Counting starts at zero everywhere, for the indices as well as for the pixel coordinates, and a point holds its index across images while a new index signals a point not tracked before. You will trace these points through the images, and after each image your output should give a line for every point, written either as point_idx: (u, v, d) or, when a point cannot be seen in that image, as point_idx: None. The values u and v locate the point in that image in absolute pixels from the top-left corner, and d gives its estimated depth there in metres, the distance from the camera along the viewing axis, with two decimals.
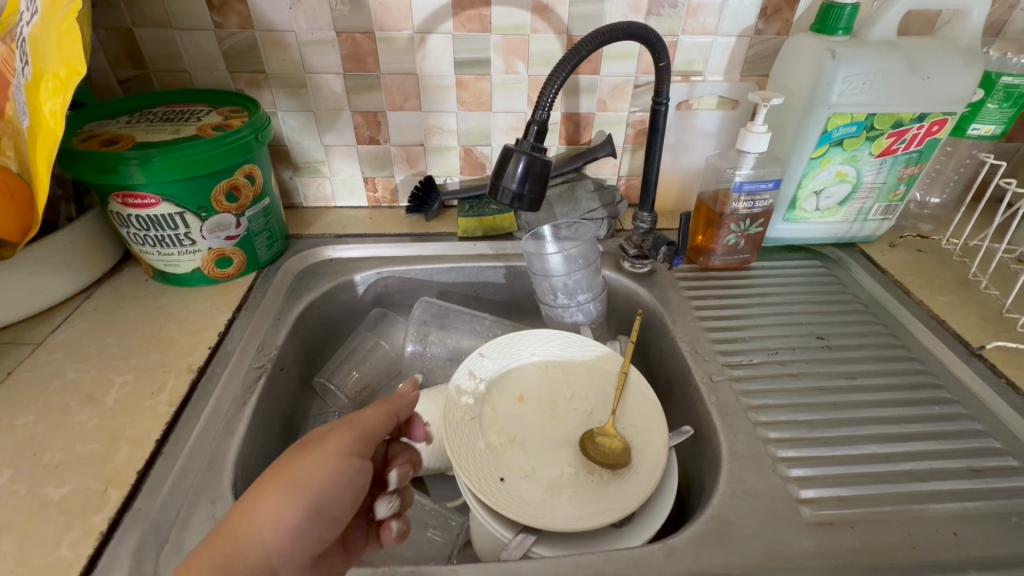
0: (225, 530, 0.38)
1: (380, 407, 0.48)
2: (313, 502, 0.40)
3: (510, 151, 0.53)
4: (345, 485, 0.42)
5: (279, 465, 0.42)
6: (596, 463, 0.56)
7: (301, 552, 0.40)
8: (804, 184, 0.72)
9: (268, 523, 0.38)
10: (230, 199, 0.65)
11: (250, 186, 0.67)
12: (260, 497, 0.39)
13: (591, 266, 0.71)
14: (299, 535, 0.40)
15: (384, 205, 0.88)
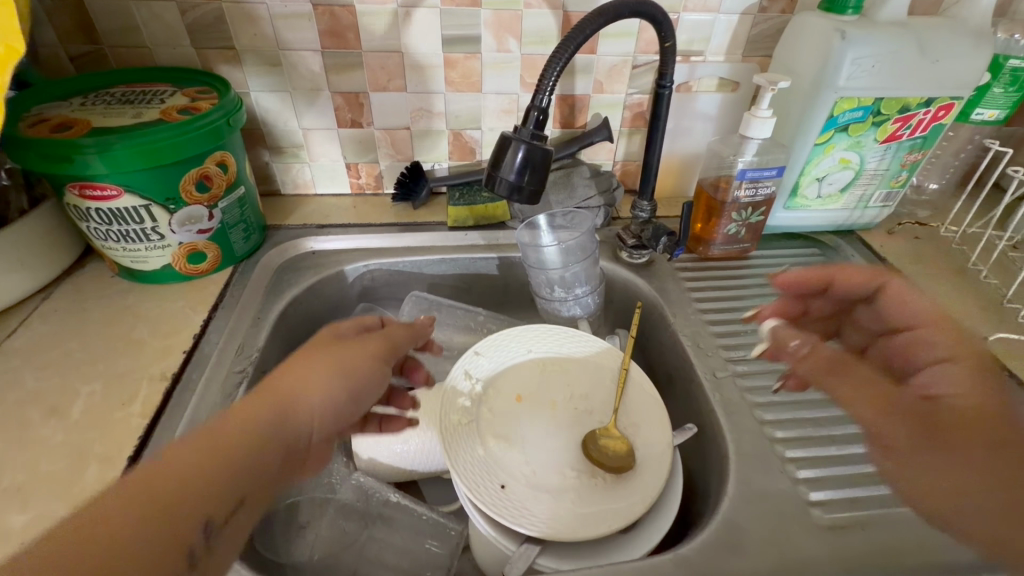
0: (264, 390, 0.42)
1: (408, 327, 0.55)
2: (352, 387, 0.46)
3: (508, 138, 0.50)
4: (371, 368, 0.47)
5: (325, 351, 0.47)
6: (599, 467, 0.53)
7: (333, 419, 0.44)
8: (807, 170, 0.70)
9: (305, 387, 0.43)
10: (201, 188, 0.60)
11: (223, 174, 0.61)
12: (310, 368, 0.44)
13: (590, 258, 0.68)
14: (331, 403, 0.44)
15: (369, 192, 0.83)
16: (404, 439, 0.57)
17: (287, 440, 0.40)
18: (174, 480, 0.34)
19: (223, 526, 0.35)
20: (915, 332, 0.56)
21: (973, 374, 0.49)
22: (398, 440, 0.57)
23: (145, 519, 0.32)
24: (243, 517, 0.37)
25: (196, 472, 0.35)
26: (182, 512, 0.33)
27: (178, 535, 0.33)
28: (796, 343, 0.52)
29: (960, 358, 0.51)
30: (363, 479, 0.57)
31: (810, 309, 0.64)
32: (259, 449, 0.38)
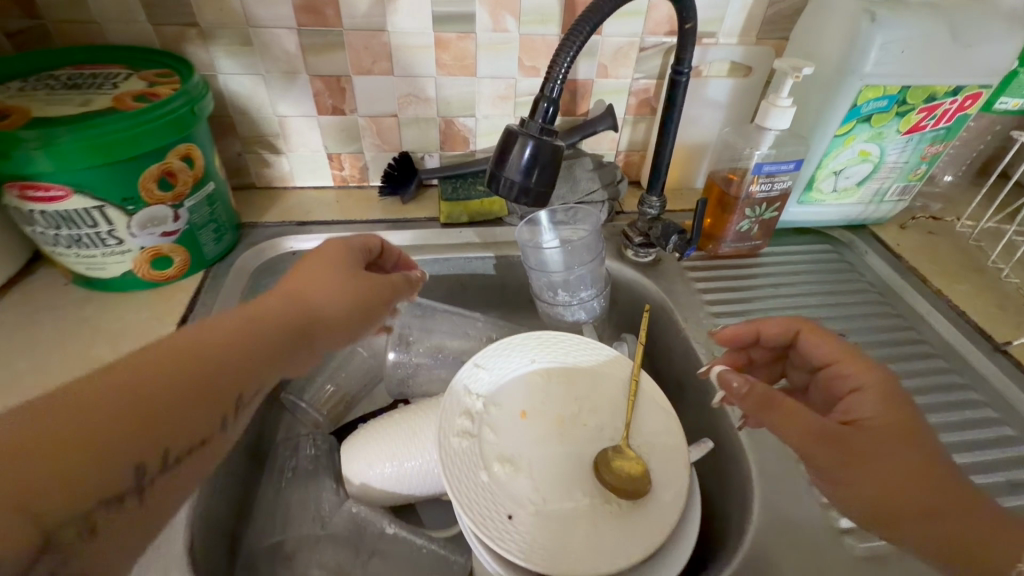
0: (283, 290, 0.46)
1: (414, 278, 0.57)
2: (360, 305, 0.48)
3: (514, 132, 0.45)
4: (378, 298, 0.50)
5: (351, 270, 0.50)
6: (613, 491, 0.49)
7: (342, 321, 0.47)
8: (825, 163, 0.66)
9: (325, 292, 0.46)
10: (164, 186, 0.53)
11: (189, 169, 0.55)
12: (334, 282, 0.48)
13: (596, 259, 0.64)
14: (344, 305, 0.47)
15: (353, 185, 0.77)
16: (399, 461, 0.53)
17: (303, 334, 0.44)
18: (211, 342, 0.38)
19: (242, 393, 0.39)
20: (834, 368, 0.47)
21: (888, 403, 0.42)
22: (392, 463, 0.53)
23: (185, 368, 0.36)
24: (260, 389, 0.40)
25: (226, 342, 0.39)
26: (215, 368, 0.37)
27: (209, 388, 0.37)
28: (736, 384, 0.43)
29: (869, 382, 0.44)
30: (358, 508, 0.52)
31: (752, 355, 0.56)
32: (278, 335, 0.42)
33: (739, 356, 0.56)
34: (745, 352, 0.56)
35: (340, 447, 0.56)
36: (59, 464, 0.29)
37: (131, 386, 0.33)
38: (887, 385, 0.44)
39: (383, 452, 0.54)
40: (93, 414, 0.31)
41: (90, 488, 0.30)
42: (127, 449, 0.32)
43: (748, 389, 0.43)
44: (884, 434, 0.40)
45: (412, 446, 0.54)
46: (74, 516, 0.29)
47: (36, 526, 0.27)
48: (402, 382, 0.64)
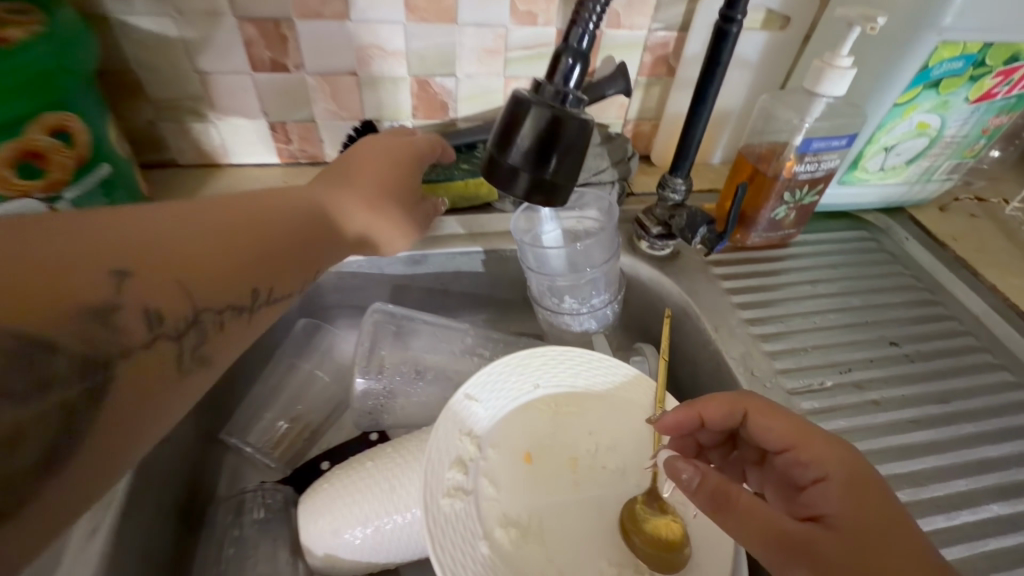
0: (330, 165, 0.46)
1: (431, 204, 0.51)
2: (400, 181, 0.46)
3: (524, 100, 0.33)
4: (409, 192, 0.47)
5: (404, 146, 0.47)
6: (647, 559, 0.40)
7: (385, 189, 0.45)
8: (877, 137, 0.55)
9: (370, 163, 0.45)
10: (30, 174, 0.39)
11: (61, 145, 0.40)
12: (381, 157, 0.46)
13: (610, 258, 0.52)
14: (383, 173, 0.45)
15: (304, 161, 0.62)
16: (372, 524, 0.42)
17: (355, 208, 0.43)
18: (298, 195, 0.41)
19: (327, 251, 0.42)
20: (790, 454, 0.38)
21: (856, 491, 0.34)
22: (363, 527, 0.42)
23: (280, 213, 0.38)
24: (335, 248, 0.43)
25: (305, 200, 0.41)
26: (305, 217, 0.40)
27: (303, 233, 0.39)
28: (686, 477, 0.35)
29: (836, 470, 0.35)
30: None
31: (700, 439, 0.46)
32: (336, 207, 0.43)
33: (684, 443, 0.45)
34: (691, 436, 0.46)
35: (298, 506, 0.45)
36: (196, 266, 0.33)
37: (248, 219, 0.36)
38: (855, 467, 0.36)
39: (351, 513, 0.42)
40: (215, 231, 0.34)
41: (215, 287, 0.34)
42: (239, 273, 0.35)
43: (691, 479, 0.35)
44: (858, 539, 0.32)
45: (387, 504, 0.42)
46: (208, 304, 0.34)
47: (188, 304, 0.33)
48: (373, 413, 0.52)
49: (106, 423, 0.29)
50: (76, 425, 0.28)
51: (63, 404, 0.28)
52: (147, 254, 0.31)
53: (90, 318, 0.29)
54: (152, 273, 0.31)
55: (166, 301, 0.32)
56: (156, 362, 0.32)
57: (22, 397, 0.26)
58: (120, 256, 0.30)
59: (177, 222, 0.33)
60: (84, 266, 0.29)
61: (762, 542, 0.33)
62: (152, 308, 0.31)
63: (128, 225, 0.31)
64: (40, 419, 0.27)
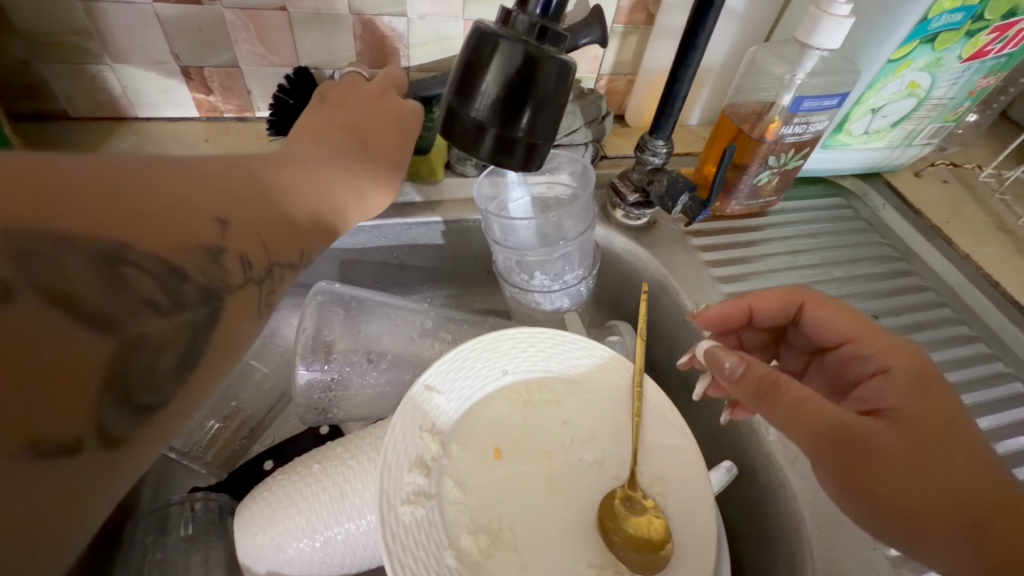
0: (326, 122, 0.43)
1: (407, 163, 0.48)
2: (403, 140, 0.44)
3: (492, 33, 0.26)
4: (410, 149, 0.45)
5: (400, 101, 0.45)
6: (623, 554, 0.37)
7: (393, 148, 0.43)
8: (866, 97, 0.52)
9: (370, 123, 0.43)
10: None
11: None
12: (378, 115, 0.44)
13: (588, 229, 0.47)
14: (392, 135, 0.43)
15: (229, 116, 0.53)
16: (320, 536, 0.37)
17: (385, 161, 0.43)
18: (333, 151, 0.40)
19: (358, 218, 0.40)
20: (851, 347, 0.39)
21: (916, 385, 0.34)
22: (309, 539, 0.37)
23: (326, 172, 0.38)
24: (378, 202, 0.42)
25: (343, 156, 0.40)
26: (295, 172, 0.35)
27: (335, 193, 0.37)
28: (728, 365, 0.35)
29: (899, 363, 0.36)
30: None
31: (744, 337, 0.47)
32: (369, 160, 0.41)
33: (729, 339, 0.47)
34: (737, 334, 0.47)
35: (234, 518, 0.39)
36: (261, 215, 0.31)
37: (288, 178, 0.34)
38: (918, 366, 0.35)
39: (294, 524, 0.37)
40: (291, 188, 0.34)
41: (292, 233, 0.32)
42: (298, 233, 0.33)
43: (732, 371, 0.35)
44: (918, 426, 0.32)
45: (338, 512, 0.37)
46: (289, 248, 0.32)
47: (267, 255, 0.31)
48: (320, 406, 0.46)
49: (213, 359, 0.28)
50: (194, 350, 0.27)
51: (191, 323, 0.26)
52: (233, 199, 0.29)
53: (200, 255, 0.27)
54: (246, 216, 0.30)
55: (254, 249, 0.30)
56: (250, 306, 0.30)
57: (161, 311, 0.25)
58: (217, 200, 0.28)
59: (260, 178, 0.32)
60: (188, 200, 0.27)
61: (812, 429, 0.32)
62: (246, 254, 0.29)
63: (206, 171, 0.29)
64: (172, 336, 0.25)
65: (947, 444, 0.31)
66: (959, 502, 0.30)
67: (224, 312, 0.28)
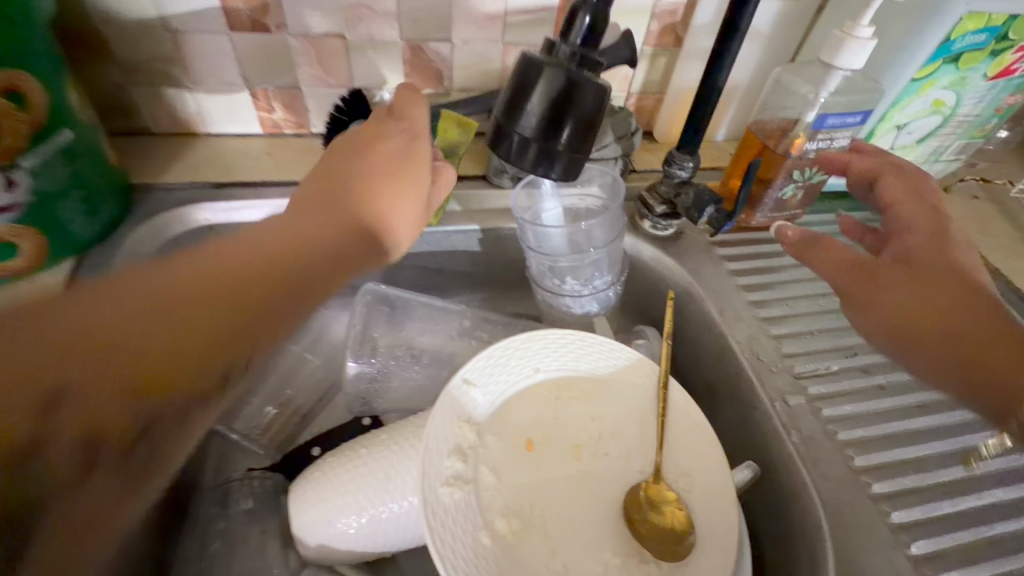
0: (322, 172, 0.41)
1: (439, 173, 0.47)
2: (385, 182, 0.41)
3: (538, 62, 0.30)
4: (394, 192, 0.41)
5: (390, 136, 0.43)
6: (651, 546, 0.39)
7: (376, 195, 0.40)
8: (890, 114, 0.53)
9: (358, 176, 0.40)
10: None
11: (25, 225, 0.39)
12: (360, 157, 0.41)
13: (616, 239, 0.50)
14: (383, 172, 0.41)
15: (289, 132, 0.58)
16: (367, 513, 0.40)
17: (383, 217, 0.40)
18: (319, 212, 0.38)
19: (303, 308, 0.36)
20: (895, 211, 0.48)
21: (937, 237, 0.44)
22: (357, 515, 0.40)
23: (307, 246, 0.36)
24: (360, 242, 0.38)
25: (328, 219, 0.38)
26: (225, 271, 0.33)
27: (270, 284, 0.34)
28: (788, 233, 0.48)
29: (920, 223, 0.46)
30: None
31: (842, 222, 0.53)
32: (358, 219, 0.39)
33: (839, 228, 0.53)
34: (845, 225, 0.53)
35: (288, 495, 0.43)
36: (140, 358, 0.30)
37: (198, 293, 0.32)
38: (937, 224, 0.45)
39: (343, 502, 0.40)
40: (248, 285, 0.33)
41: (241, 339, 0.33)
42: (189, 366, 0.31)
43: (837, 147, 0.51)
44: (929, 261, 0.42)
45: (383, 492, 0.41)
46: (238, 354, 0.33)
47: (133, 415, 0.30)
48: (365, 398, 0.50)
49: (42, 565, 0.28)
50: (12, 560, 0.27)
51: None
52: (100, 353, 0.29)
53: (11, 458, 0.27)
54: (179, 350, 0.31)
55: (101, 421, 0.29)
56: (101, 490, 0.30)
57: None
58: (66, 367, 0.28)
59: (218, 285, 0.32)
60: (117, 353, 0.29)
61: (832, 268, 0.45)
62: (88, 436, 0.29)
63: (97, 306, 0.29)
64: None
65: (954, 273, 0.41)
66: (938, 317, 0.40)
67: (49, 513, 0.28)
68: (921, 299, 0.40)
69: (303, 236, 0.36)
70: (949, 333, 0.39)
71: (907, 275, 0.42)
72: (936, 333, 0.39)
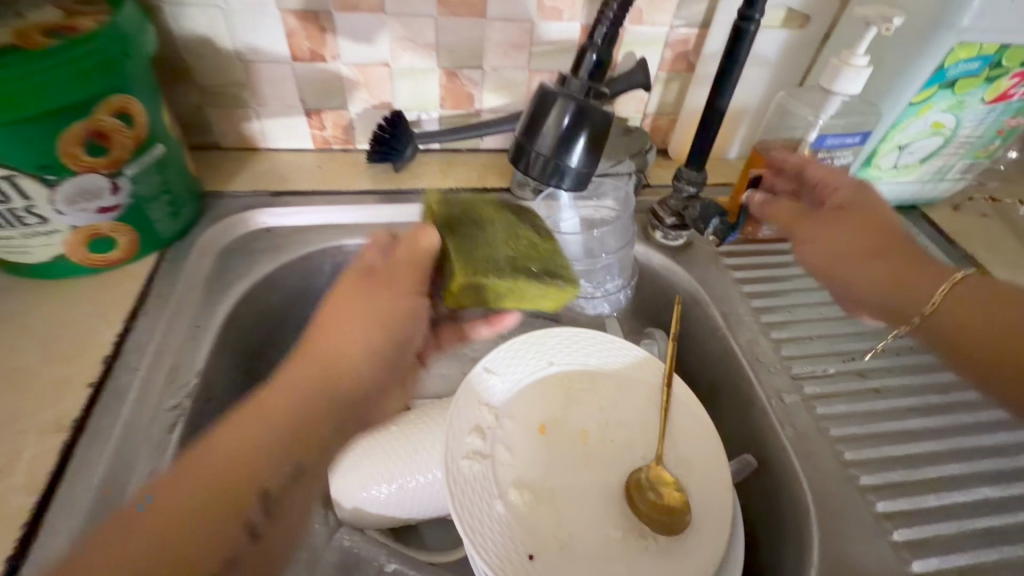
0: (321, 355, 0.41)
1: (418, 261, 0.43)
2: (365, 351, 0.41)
3: (551, 92, 0.35)
4: (369, 366, 0.41)
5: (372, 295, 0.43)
6: (649, 523, 0.43)
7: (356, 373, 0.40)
8: (891, 135, 0.57)
9: (342, 346, 0.40)
10: (101, 249, 0.47)
11: (123, 224, 0.47)
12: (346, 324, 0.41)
13: (627, 246, 0.55)
14: (362, 346, 0.41)
15: (337, 147, 0.65)
16: (396, 482, 0.45)
17: (356, 397, 0.40)
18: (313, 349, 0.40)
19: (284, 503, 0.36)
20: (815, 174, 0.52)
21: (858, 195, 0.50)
22: (388, 484, 0.46)
23: (308, 381, 0.39)
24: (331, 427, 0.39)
25: (322, 352, 0.40)
26: (212, 481, 0.33)
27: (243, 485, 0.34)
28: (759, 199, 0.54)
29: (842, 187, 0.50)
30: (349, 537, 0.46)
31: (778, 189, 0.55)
32: (333, 403, 0.39)
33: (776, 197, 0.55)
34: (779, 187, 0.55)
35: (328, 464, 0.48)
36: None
37: (187, 504, 0.32)
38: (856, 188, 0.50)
39: (376, 471, 0.46)
40: (264, 421, 0.36)
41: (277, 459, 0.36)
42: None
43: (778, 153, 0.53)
44: (859, 218, 0.48)
45: (411, 464, 0.46)
46: (279, 470, 0.35)
47: None
48: None
49: None
50: None
51: None
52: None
53: None
54: (218, 496, 0.33)
55: None
56: None
57: None
58: None
59: (238, 431, 0.36)
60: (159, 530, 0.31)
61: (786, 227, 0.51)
62: None
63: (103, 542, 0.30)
64: None
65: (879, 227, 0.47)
66: (876, 263, 0.46)
67: None
68: (861, 247, 0.47)
69: (279, 436, 0.36)
70: (885, 274, 0.45)
71: (845, 223, 0.48)
72: (877, 276, 0.45)
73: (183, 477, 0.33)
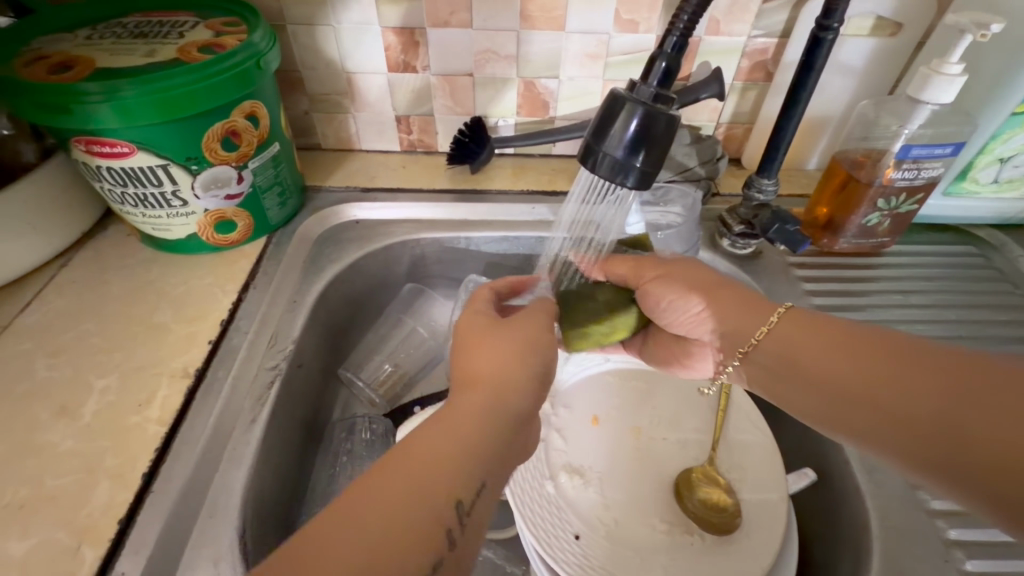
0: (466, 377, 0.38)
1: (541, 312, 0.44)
2: (517, 373, 0.38)
3: (620, 97, 0.38)
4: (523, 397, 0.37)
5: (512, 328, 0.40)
6: (699, 523, 0.44)
7: (511, 404, 0.36)
8: (991, 147, 0.53)
9: (495, 371, 0.37)
10: (225, 230, 0.55)
11: (243, 210, 0.55)
12: (494, 351, 0.39)
13: (689, 250, 0.57)
14: (517, 373, 0.38)
15: (421, 150, 0.71)
16: None
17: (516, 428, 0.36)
18: (464, 379, 0.38)
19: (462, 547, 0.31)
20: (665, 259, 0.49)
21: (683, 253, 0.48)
22: None
23: (472, 406, 0.35)
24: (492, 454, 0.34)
25: (476, 374, 0.37)
26: (393, 518, 0.29)
27: (423, 518, 0.30)
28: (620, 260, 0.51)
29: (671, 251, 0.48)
30: None
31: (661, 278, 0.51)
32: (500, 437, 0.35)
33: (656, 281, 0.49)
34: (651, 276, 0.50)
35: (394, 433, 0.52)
36: None
37: (369, 542, 0.28)
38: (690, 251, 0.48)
39: None
40: (445, 434, 0.33)
41: (465, 467, 0.32)
42: None
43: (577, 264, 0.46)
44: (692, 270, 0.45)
45: None
46: (470, 480, 0.32)
47: None
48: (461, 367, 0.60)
49: None
50: None
51: None
52: None
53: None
54: (400, 535, 0.29)
55: None
56: None
57: None
58: None
59: (401, 454, 0.32)
60: (359, 536, 0.28)
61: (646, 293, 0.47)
62: None
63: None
64: None
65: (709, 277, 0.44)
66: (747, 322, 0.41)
67: None
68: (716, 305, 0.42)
69: (450, 464, 0.32)
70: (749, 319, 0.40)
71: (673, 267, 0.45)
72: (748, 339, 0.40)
73: (361, 506, 0.29)
